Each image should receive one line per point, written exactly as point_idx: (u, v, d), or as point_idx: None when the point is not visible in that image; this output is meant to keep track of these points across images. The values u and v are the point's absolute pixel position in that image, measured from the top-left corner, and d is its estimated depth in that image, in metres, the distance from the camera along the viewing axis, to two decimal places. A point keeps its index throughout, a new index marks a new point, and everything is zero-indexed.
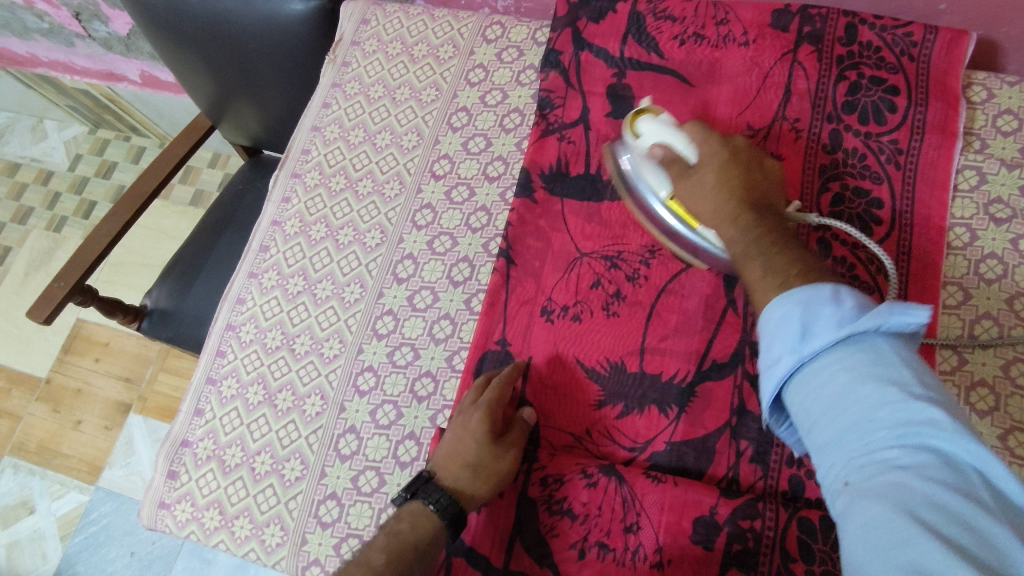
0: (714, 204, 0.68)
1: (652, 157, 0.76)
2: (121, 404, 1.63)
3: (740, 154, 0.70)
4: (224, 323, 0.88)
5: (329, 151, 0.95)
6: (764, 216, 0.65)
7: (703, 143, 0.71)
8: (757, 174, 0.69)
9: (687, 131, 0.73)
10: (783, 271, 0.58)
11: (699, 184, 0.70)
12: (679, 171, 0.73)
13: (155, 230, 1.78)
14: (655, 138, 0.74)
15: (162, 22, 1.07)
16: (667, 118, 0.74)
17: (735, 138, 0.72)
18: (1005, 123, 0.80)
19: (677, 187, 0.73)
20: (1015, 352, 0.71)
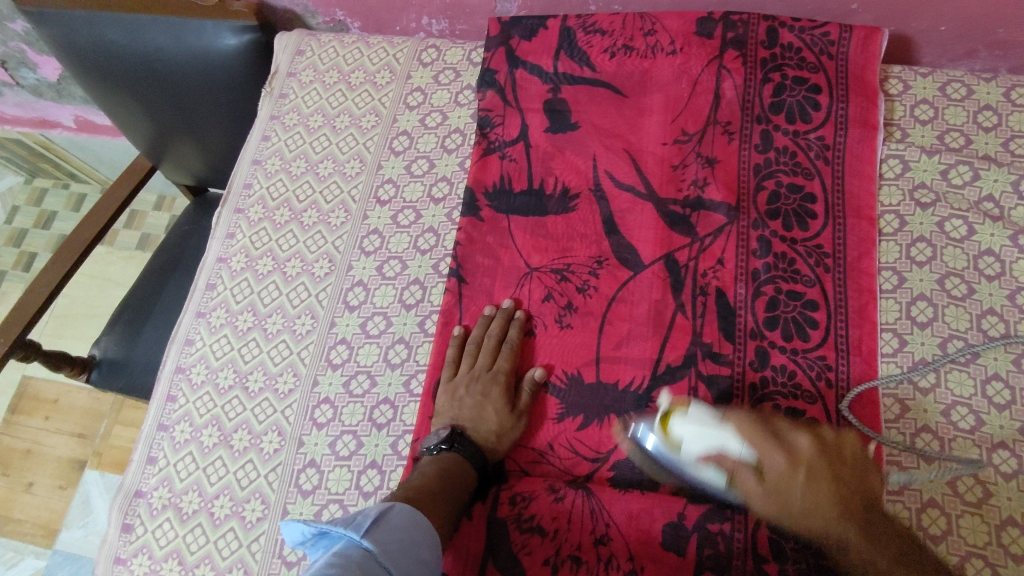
0: (809, 510, 0.60)
1: (703, 461, 0.64)
2: (75, 461, 1.56)
3: (812, 463, 0.62)
4: (174, 366, 0.86)
5: (271, 184, 0.94)
6: (873, 521, 0.59)
7: (772, 452, 0.62)
8: (845, 466, 0.62)
9: (732, 424, 0.63)
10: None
11: (805, 503, 0.61)
12: (751, 480, 0.62)
13: (101, 278, 1.73)
14: (702, 443, 0.64)
15: (92, 64, 1.05)
16: (705, 412, 0.65)
17: (797, 441, 0.63)
18: (922, 113, 0.84)
19: (750, 485, 0.62)
20: (949, 329, 0.73)
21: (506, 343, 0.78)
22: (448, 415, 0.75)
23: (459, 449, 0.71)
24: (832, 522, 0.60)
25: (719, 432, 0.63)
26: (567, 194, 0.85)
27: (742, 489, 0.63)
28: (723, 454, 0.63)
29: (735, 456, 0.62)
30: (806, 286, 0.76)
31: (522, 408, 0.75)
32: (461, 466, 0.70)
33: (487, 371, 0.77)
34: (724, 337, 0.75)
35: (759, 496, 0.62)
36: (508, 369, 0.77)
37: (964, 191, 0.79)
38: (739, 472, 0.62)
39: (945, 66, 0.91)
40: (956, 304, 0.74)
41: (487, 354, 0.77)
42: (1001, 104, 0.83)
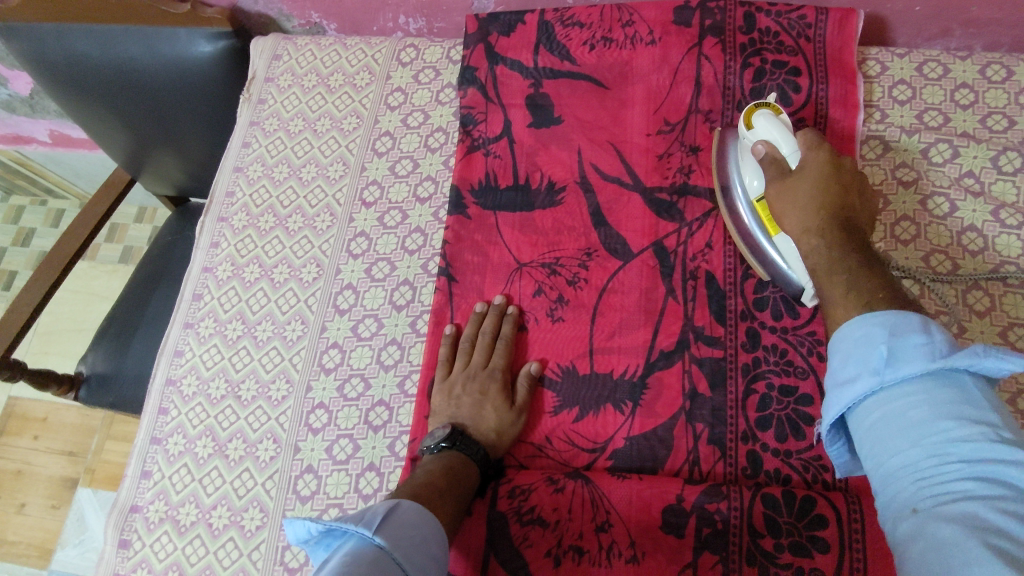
0: (798, 217, 0.67)
1: (756, 151, 0.73)
2: (68, 479, 1.54)
3: (843, 178, 0.68)
4: (164, 379, 0.85)
5: (254, 191, 0.94)
6: (859, 246, 0.62)
7: (816, 151, 0.70)
8: (849, 183, 0.68)
9: (798, 137, 0.72)
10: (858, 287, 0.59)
11: (801, 202, 0.68)
12: (775, 174, 0.71)
13: (84, 293, 1.71)
14: (767, 134, 0.73)
15: (65, 78, 1.04)
16: (780, 119, 0.73)
17: (845, 162, 0.70)
18: (900, 93, 0.85)
19: (772, 189, 0.71)
20: (936, 305, 0.74)
21: (500, 339, 0.78)
22: (446, 415, 0.75)
23: (461, 448, 0.71)
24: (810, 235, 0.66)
25: (783, 132, 0.72)
26: (553, 187, 0.85)
27: (779, 213, 0.70)
28: (778, 152, 0.72)
29: (783, 151, 0.71)
30: None
31: (520, 402, 0.75)
32: (463, 465, 0.70)
33: (482, 369, 0.76)
34: (715, 322, 0.76)
35: (776, 193, 0.70)
36: (503, 365, 0.77)
37: (945, 168, 0.80)
38: (771, 177, 0.71)
39: (921, 46, 0.92)
40: (941, 280, 0.75)
41: (481, 351, 0.77)
42: (978, 81, 0.84)
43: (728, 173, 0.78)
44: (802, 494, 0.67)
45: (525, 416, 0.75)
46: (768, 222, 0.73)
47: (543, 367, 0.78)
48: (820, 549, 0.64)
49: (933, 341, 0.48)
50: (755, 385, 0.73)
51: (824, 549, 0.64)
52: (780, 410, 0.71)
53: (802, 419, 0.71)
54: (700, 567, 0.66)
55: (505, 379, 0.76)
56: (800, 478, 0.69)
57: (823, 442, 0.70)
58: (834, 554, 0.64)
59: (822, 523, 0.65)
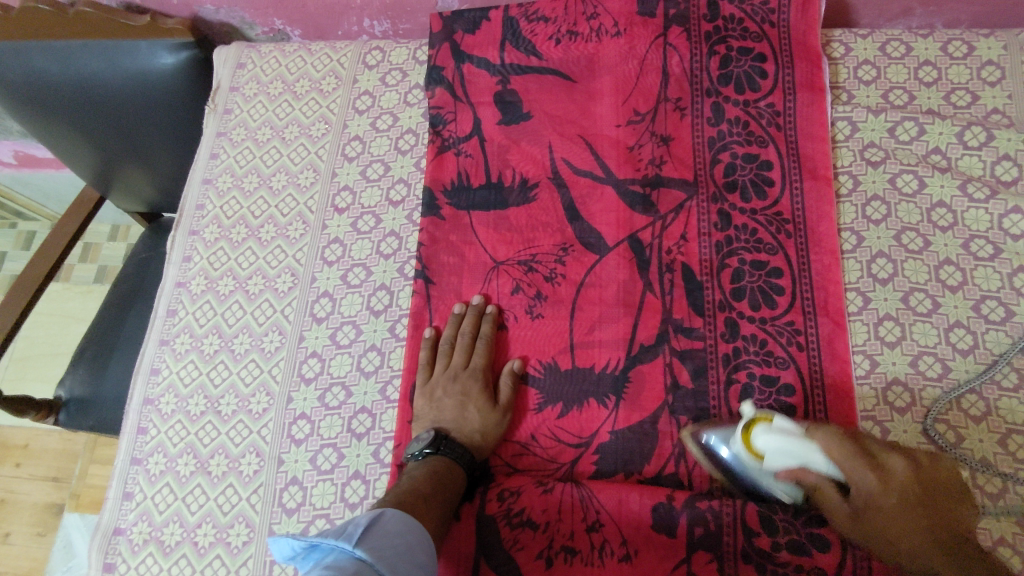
0: (895, 538, 0.59)
1: (782, 474, 0.63)
2: (53, 505, 1.52)
3: (919, 487, 0.59)
4: (141, 398, 0.83)
5: (224, 202, 0.92)
6: (973, 569, 0.56)
7: (863, 471, 0.60)
8: (938, 492, 0.59)
9: (817, 441, 0.62)
10: (918, 521, 0.58)
11: (907, 556, 0.59)
12: (839, 506, 0.62)
13: (59, 315, 1.68)
14: (783, 458, 0.63)
15: (25, 98, 1.02)
16: (790, 425, 0.63)
17: (890, 463, 0.60)
18: (865, 73, 0.86)
19: (838, 508, 0.62)
20: (910, 283, 0.75)
21: (480, 339, 0.77)
22: (429, 419, 0.74)
23: (446, 452, 0.70)
24: (902, 540, 0.59)
25: (806, 447, 0.62)
26: (526, 184, 0.84)
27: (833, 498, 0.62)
28: (799, 466, 0.62)
29: (817, 468, 0.62)
30: (769, 254, 0.77)
31: (503, 402, 0.74)
32: (448, 468, 0.69)
33: (463, 370, 0.76)
34: (694, 311, 0.76)
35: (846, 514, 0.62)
36: (485, 364, 0.76)
37: (911, 146, 0.81)
38: (822, 489, 0.63)
39: (883, 26, 0.93)
40: (914, 258, 0.76)
41: (461, 352, 0.77)
42: (940, 58, 0.85)
43: (706, 429, 0.69)
44: None
45: (510, 415, 0.74)
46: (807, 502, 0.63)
47: (525, 364, 0.77)
48: (819, 545, 0.64)
49: None
50: (737, 376, 0.73)
51: (824, 547, 0.64)
52: (763, 400, 0.72)
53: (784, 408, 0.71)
54: (695, 564, 0.66)
55: (486, 378, 0.76)
56: None
57: None
58: (834, 551, 0.64)
59: (817, 518, 0.65)
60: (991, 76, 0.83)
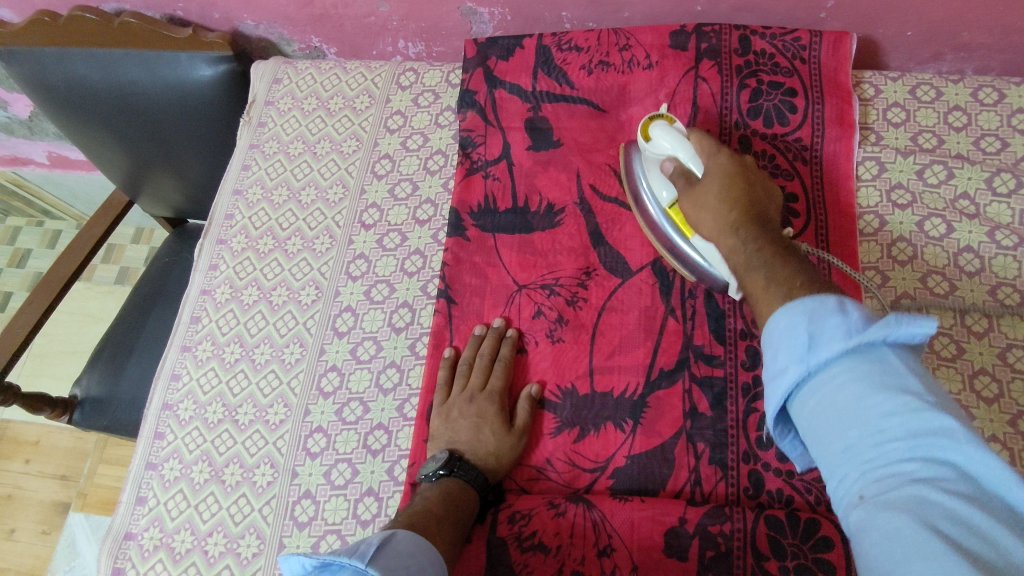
0: (713, 222, 0.68)
1: (664, 160, 0.75)
2: (59, 504, 1.52)
3: (747, 170, 0.70)
4: (160, 403, 0.84)
5: (253, 213, 0.94)
6: (763, 236, 0.64)
7: (709, 155, 0.72)
8: (756, 187, 0.69)
9: (693, 142, 0.73)
10: (735, 191, 0.68)
11: (708, 201, 0.69)
12: (688, 185, 0.72)
13: (80, 315, 1.70)
14: (666, 144, 0.74)
15: (69, 103, 1.06)
16: (679, 129, 0.75)
17: (739, 159, 0.71)
18: (894, 115, 0.86)
19: (683, 189, 0.72)
20: (934, 326, 0.74)
21: (498, 361, 0.77)
22: (444, 439, 0.74)
23: (460, 473, 0.70)
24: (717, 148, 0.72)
25: (681, 143, 0.73)
26: (552, 210, 0.85)
27: (681, 194, 0.73)
28: (672, 157, 0.74)
29: (685, 163, 0.72)
30: None
31: (520, 425, 0.74)
32: (462, 489, 0.69)
33: (480, 391, 0.76)
34: (715, 340, 0.76)
35: (694, 210, 0.71)
36: (502, 385, 0.76)
37: (940, 190, 0.81)
38: (679, 174, 0.73)
39: (913, 70, 0.93)
40: (940, 301, 0.75)
41: (479, 373, 0.77)
42: (970, 104, 0.85)
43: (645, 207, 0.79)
44: (806, 516, 0.66)
45: (525, 439, 0.74)
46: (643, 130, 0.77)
47: (542, 388, 0.77)
48: (826, 570, 0.63)
49: (849, 317, 0.47)
50: (755, 405, 0.72)
51: None
52: None
53: None
54: None
55: (504, 401, 0.76)
56: (803, 500, 0.68)
57: None
58: None
59: (827, 545, 0.64)
60: (1021, 124, 0.83)
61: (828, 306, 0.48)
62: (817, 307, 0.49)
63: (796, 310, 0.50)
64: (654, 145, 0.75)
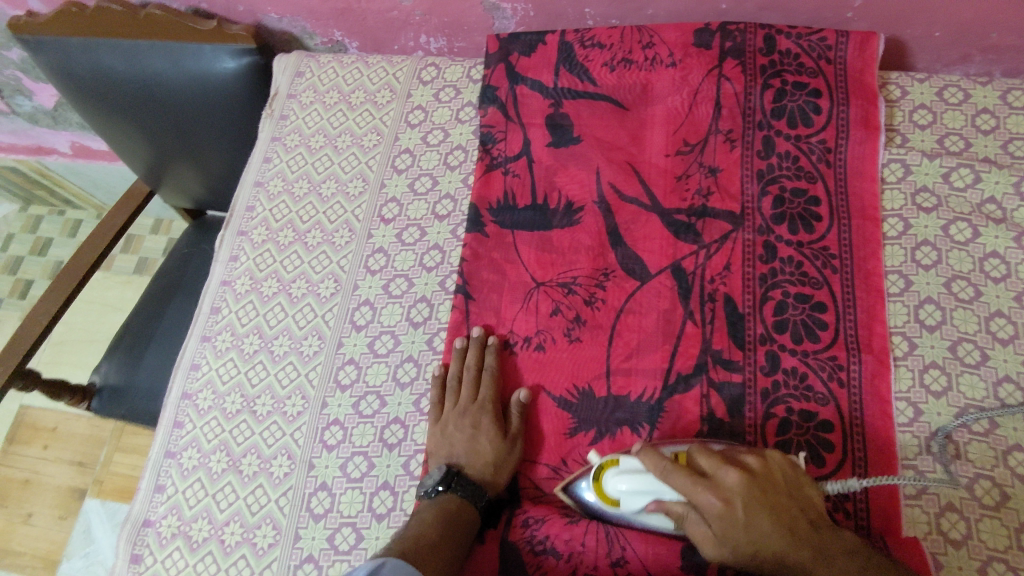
0: (763, 550, 0.59)
1: (648, 510, 0.64)
2: (75, 490, 1.54)
3: (750, 485, 0.60)
4: (180, 392, 0.85)
5: (274, 206, 0.94)
6: (805, 534, 0.59)
7: (705, 495, 0.59)
8: (779, 492, 0.60)
9: (669, 478, 0.61)
10: (772, 525, 0.59)
11: (755, 538, 0.59)
12: (704, 529, 0.60)
13: (99, 304, 1.72)
14: (639, 497, 0.64)
15: (94, 93, 1.07)
16: (634, 460, 0.66)
17: (724, 477, 0.60)
18: (921, 117, 0.85)
19: (701, 531, 0.61)
20: (958, 332, 0.73)
21: (485, 371, 0.77)
22: (442, 454, 0.74)
23: (457, 489, 0.70)
24: (717, 475, 0.60)
25: (654, 485, 0.63)
26: (571, 208, 0.85)
27: (689, 529, 0.62)
28: (666, 498, 0.63)
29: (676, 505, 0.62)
30: (814, 288, 0.76)
31: (513, 433, 0.74)
32: (460, 507, 0.69)
33: (472, 402, 0.76)
34: (734, 343, 0.75)
35: (711, 539, 0.60)
36: (492, 396, 0.76)
37: (966, 194, 0.80)
38: (685, 512, 0.62)
39: (940, 71, 0.92)
40: (964, 307, 0.74)
41: (468, 386, 0.77)
42: (998, 107, 0.84)
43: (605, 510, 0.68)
44: None
45: (520, 445, 0.74)
46: (601, 493, 0.67)
47: (533, 392, 0.77)
48: None
49: None
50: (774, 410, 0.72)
51: None
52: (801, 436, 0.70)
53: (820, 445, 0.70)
54: None
55: (497, 411, 0.76)
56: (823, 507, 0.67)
57: (844, 468, 0.69)
58: None
59: None
60: None
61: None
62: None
63: None
64: (627, 488, 0.65)
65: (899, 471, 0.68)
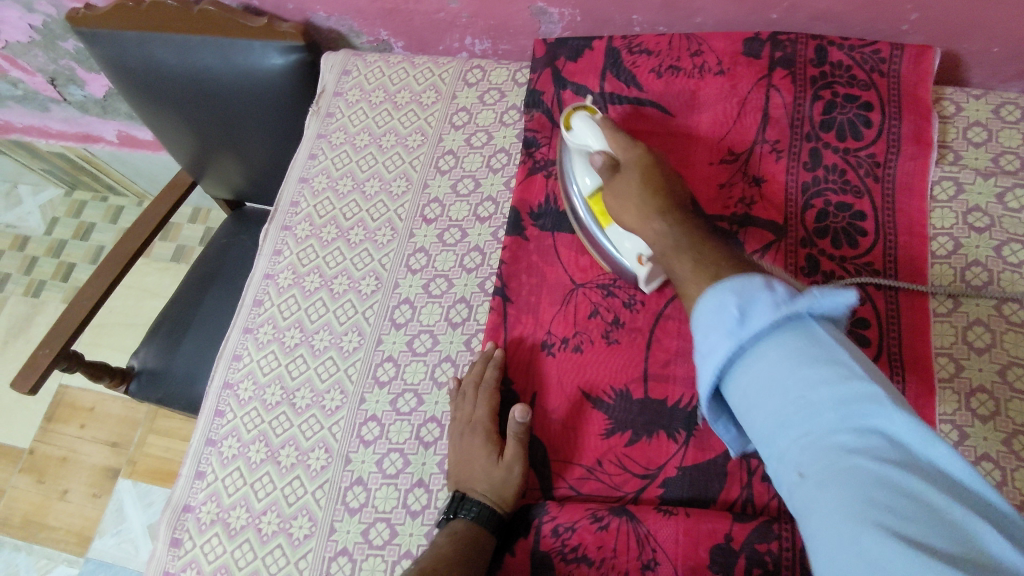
0: (635, 214, 0.70)
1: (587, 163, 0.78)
2: (109, 469, 1.58)
3: (656, 182, 0.71)
4: (222, 381, 0.87)
5: (318, 202, 0.96)
6: (698, 243, 0.62)
7: (626, 151, 0.75)
8: (677, 203, 0.70)
9: (606, 141, 0.76)
10: (655, 210, 0.68)
11: (632, 212, 0.70)
12: (609, 172, 0.74)
13: (139, 289, 1.76)
14: (583, 176, 0.78)
15: (146, 86, 1.10)
16: (588, 119, 0.78)
17: (638, 161, 0.73)
18: (975, 134, 0.83)
19: (613, 194, 0.73)
20: (1008, 356, 0.72)
21: (483, 385, 0.77)
22: (452, 475, 0.75)
23: (466, 514, 0.70)
24: (649, 223, 0.68)
25: (593, 132, 0.77)
26: None
27: (616, 214, 0.73)
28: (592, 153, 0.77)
29: (604, 157, 0.75)
30: (857, 304, 0.75)
31: (510, 457, 0.73)
32: (469, 528, 0.69)
33: (467, 423, 0.76)
34: None
35: (620, 211, 0.72)
36: (487, 413, 0.75)
37: (1021, 215, 0.77)
38: (602, 186, 0.76)
39: (995, 88, 0.90)
40: (1014, 331, 0.73)
41: (467, 404, 0.76)
42: None
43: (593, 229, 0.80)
44: None
45: (518, 467, 0.73)
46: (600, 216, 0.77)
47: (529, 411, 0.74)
48: None
49: (777, 292, 0.48)
50: None
51: None
52: None
53: None
54: None
55: (493, 430, 0.75)
56: None
57: None
58: None
59: None
60: None
61: (756, 284, 0.50)
62: (745, 285, 0.50)
63: (725, 289, 0.51)
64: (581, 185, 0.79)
65: None
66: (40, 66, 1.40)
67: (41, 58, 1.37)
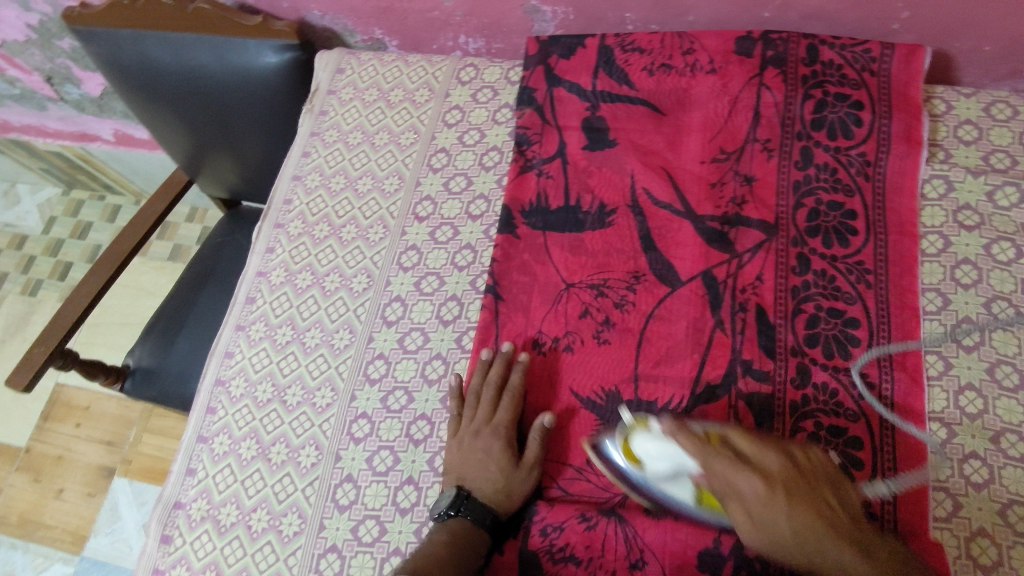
0: (782, 517, 0.58)
1: (666, 478, 0.66)
2: (104, 468, 1.58)
3: (801, 484, 0.60)
4: (213, 379, 0.87)
5: (311, 200, 0.96)
6: (830, 516, 0.58)
7: (749, 479, 0.59)
8: (817, 480, 0.60)
9: (680, 444, 0.63)
10: (812, 530, 0.57)
11: (779, 525, 0.58)
12: (727, 495, 0.61)
13: (135, 288, 1.76)
14: (659, 462, 0.64)
15: (141, 84, 1.10)
16: (654, 436, 0.65)
17: (764, 460, 0.61)
18: (966, 133, 0.83)
19: (740, 512, 0.60)
20: (997, 355, 0.72)
21: (507, 391, 0.77)
22: (456, 475, 0.74)
23: (466, 513, 0.70)
24: (783, 501, 0.58)
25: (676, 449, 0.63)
26: (604, 211, 0.85)
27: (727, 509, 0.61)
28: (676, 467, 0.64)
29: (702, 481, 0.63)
30: (847, 303, 0.75)
31: (529, 462, 0.73)
32: (466, 528, 0.69)
33: (484, 426, 0.75)
34: (764, 354, 0.74)
35: (740, 510, 0.60)
36: (509, 420, 0.76)
37: (1010, 214, 0.78)
38: (705, 429, 0.64)
39: (987, 86, 0.90)
40: (1003, 329, 0.73)
41: (487, 407, 0.76)
42: None
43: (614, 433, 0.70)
44: None
45: (535, 474, 0.73)
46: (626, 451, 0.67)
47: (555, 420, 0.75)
48: None
49: None
50: (803, 424, 0.71)
51: None
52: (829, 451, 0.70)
53: (850, 462, 0.69)
54: None
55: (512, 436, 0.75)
56: None
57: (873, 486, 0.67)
58: None
59: None
60: None
61: None
62: None
63: None
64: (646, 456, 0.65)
65: (929, 493, 0.67)
66: (36, 65, 1.40)
67: (38, 56, 1.37)
